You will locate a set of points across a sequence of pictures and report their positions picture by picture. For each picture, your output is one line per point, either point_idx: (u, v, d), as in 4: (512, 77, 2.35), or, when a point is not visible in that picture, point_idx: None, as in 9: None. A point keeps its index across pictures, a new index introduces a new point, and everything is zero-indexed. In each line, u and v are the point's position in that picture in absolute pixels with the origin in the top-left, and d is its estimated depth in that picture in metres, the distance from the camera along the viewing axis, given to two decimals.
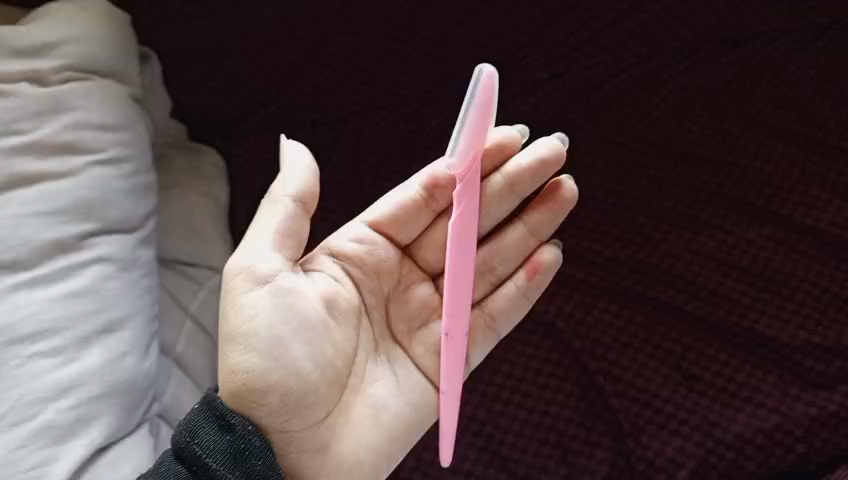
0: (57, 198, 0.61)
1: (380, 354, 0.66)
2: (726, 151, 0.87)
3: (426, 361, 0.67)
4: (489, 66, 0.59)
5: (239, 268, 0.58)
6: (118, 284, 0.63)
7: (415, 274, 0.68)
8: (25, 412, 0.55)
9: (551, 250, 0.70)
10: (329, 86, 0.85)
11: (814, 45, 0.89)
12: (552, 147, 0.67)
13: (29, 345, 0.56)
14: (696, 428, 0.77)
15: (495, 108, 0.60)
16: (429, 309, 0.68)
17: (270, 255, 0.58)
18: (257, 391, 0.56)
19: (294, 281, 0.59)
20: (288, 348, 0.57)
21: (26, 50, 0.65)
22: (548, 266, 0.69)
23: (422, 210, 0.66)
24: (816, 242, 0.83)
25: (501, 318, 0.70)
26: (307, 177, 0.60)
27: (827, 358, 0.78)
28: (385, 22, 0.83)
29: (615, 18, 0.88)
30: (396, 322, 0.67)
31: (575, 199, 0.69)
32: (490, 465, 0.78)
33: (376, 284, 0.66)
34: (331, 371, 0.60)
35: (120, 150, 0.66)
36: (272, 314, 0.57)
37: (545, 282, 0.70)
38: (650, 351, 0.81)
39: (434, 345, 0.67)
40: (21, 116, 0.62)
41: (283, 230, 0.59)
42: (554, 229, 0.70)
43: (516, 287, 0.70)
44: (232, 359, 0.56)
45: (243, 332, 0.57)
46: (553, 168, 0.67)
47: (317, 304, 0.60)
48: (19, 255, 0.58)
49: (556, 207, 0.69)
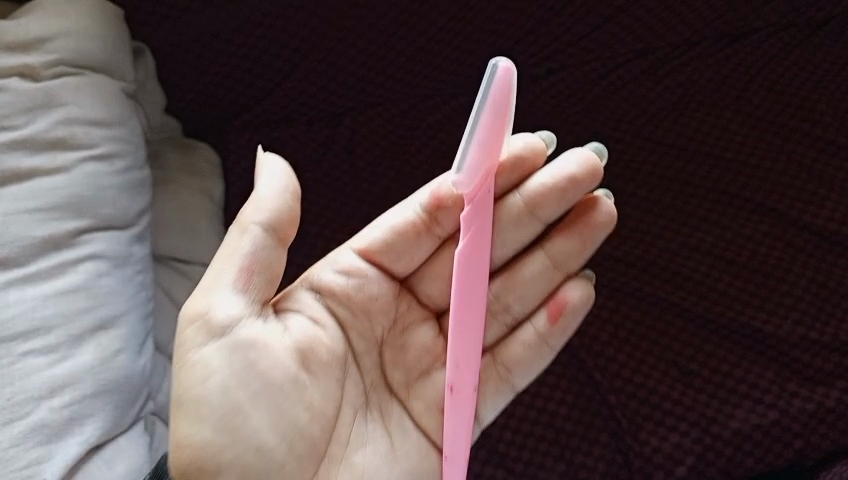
0: (48, 195, 0.63)
1: (372, 411, 0.59)
2: (724, 146, 0.86)
3: (426, 419, 0.61)
4: (506, 60, 0.53)
5: (198, 316, 0.52)
6: (110, 280, 0.65)
7: (414, 311, 0.63)
8: (18, 410, 0.55)
9: (579, 285, 0.63)
10: (324, 82, 0.85)
11: (811, 40, 0.89)
12: (583, 162, 0.60)
13: (21, 343, 0.58)
14: (694, 424, 0.74)
15: (512, 113, 0.55)
16: (432, 355, 0.62)
17: (232, 299, 0.52)
18: (208, 471, 0.49)
19: (257, 332, 0.52)
20: (245, 417, 0.50)
21: (18, 45, 0.67)
22: (574, 307, 0.62)
23: (423, 236, 0.61)
24: (813, 238, 0.82)
25: (517, 369, 0.63)
26: (285, 198, 0.53)
27: (824, 354, 0.76)
28: (381, 19, 0.84)
29: (611, 13, 0.87)
30: (393, 371, 0.61)
31: (611, 224, 0.62)
32: (487, 461, 0.75)
33: (368, 324, 0.60)
34: (302, 442, 0.52)
35: (112, 146, 0.69)
36: (227, 376, 0.50)
37: (570, 325, 0.63)
38: (648, 348, 0.78)
39: (437, 401, 0.61)
40: (13, 111, 0.65)
41: (248, 268, 0.53)
42: (584, 260, 0.63)
43: (536, 332, 0.63)
44: (181, 429, 0.50)
45: (193, 398, 0.50)
46: (583, 186, 0.61)
47: (286, 358, 0.53)
48: (10, 252, 0.60)
49: (586, 233, 0.62)
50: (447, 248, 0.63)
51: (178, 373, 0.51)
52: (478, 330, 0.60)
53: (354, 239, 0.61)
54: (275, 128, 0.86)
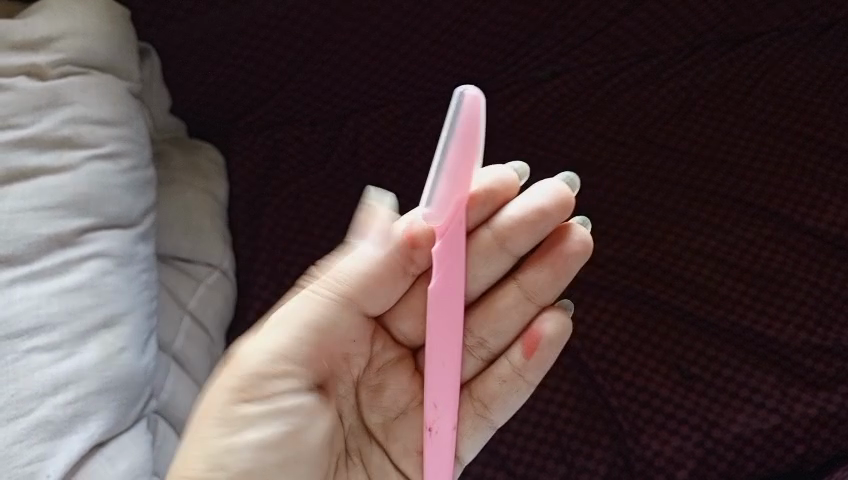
0: (53, 194, 0.64)
1: (351, 455, 0.61)
2: (726, 150, 0.87)
3: (404, 462, 0.61)
4: (473, 89, 0.49)
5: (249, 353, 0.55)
6: (115, 279, 0.65)
7: (389, 349, 0.61)
8: (22, 407, 0.56)
9: (555, 317, 0.59)
10: (328, 83, 0.86)
11: (813, 44, 0.90)
12: (554, 194, 0.56)
13: (26, 339, 0.58)
14: (695, 428, 0.74)
15: (481, 142, 0.50)
16: (409, 395, 0.61)
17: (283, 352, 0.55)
18: None
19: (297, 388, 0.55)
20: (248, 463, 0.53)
21: (26, 44, 0.68)
22: (550, 341, 0.59)
23: (396, 275, 0.57)
24: (816, 241, 0.82)
25: (495, 407, 0.62)
26: (377, 263, 0.56)
27: (827, 359, 0.76)
28: (385, 20, 0.84)
29: (615, 16, 0.88)
30: (369, 414, 0.61)
31: (586, 253, 0.58)
32: (488, 463, 0.75)
33: (346, 367, 0.59)
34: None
35: (117, 145, 0.69)
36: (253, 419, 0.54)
37: (547, 358, 0.60)
38: (649, 351, 0.78)
39: (415, 445, 0.61)
40: (20, 110, 0.65)
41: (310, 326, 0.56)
42: (558, 291, 0.59)
43: (512, 368, 0.61)
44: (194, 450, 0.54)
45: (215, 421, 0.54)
46: (556, 218, 0.56)
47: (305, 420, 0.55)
48: (16, 250, 0.60)
49: (560, 265, 0.58)
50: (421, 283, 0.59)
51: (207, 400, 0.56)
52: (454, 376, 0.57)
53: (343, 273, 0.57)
54: (279, 130, 0.87)
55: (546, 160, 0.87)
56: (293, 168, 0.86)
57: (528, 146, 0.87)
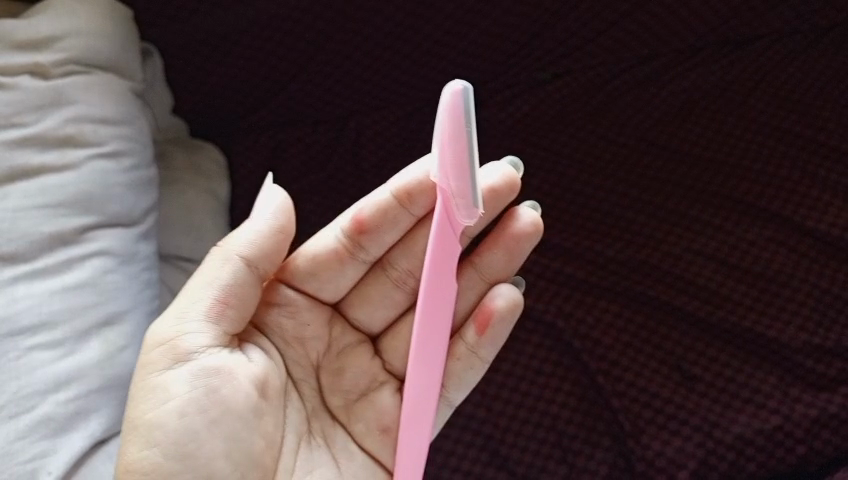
0: (57, 192, 0.64)
1: (315, 437, 0.61)
2: (727, 152, 0.87)
3: (369, 439, 0.63)
4: (458, 83, 0.50)
5: (164, 339, 0.54)
6: (117, 277, 0.65)
7: (348, 334, 0.64)
8: (24, 404, 0.56)
9: (506, 292, 0.61)
10: (332, 84, 0.86)
11: (814, 47, 0.90)
12: (505, 176, 0.60)
13: (29, 337, 0.58)
14: (696, 429, 0.74)
15: (461, 129, 0.50)
16: (369, 378, 0.64)
17: (201, 326, 0.54)
18: None
19: (224, 360, 0.54)
20: (200, 445, 0.51)
21: (28, 44, 0.67)
22: (501, 317, 0.61)
23: (347, 261, 0.60)
24: (816, 243, 0.82)
25: (452, 386, 0.63)
26: (278, 233, 0.56)
27: (827, 360, 0.76)
28: (387, 21, 0.83)
29: (616, 18, 0.87)
30: (330, 396, 0.63)
31: (536, 232, 0.62)
32: (489, 463, 0.75)
33: (303, 350, 0.61)
34: (255, 471, 0.54)
35: (120, 144, 0.69)
36: (186, 401, 0.52)
37: (500, 333, 0.62)
38: (650, 352, 0.78)
39: (378, 423, 0.63)
40: (22, 109, 0.65)
41: (221, 297, 0.54)
42: (512, 268, 0.63)
43: (465, 345, 0.62)
44: (132, 453, 0.51)
45: (148, 421, 0.52)
46: (504, 198, 0.60)
47: (247, 389, 0.55)
48: (19, 247, 0.60)
49: (512, 245, 0.61)
50: (374, 270, 0.63)
51: (135, 396, 0.53)
52: (441, 362, 0.59)
53: (241, 239, 0.55)
54: (280, 131, 0.87)
55: (548, 160, 0.87)
56: (295, 168, 0.86)
57: (529, 146, 0.87)
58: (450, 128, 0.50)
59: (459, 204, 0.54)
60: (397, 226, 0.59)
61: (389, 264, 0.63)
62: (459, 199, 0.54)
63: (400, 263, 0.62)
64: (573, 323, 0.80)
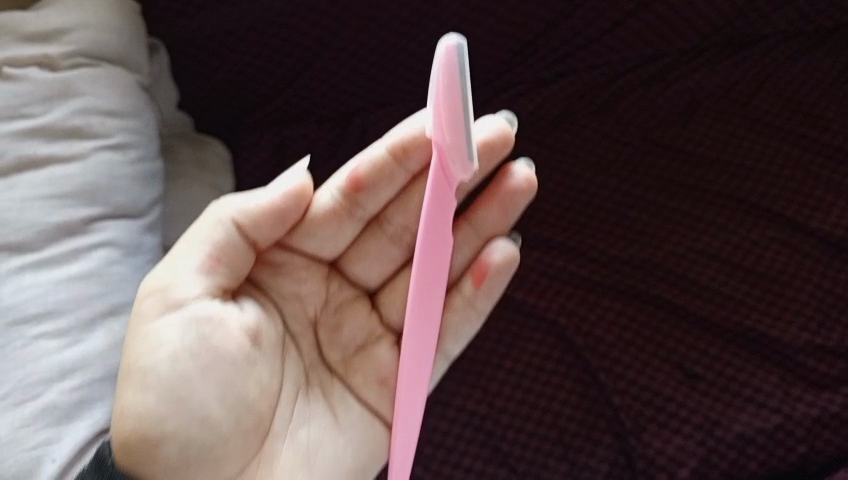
0: (62, 183, 0.64)
1: (312, 389, 0.61)
2: (731, 152, 0.87)
3: (367, 391, 0.62)
4: (455, 38, 0.46)
5: (156, 289, 0.54)
6: (122, 268, 0.65)
7: (345, 290, 0.64)
8: (29, 392, 0.57)
9: (503, 247, 0.63)
10: (336, 80, 0.86)
11: (819, 49, 0.90)
12: (500, 130, 0.61)
13: (34, 326, 0.59)
14: (698, 427, 0.75)
15: (458, 84, 0.47)
16: (366, 333, 0.64)
17: (193, 279, 0.54)
18: (149, 440, 0.50)
19: (216, 310, 0.54)
20: (192, 389, 0.52)
21: (37, 36, 0.68)
22: (498, 270, 0.62)
23: (345, 219, 0.61)
24: (820, 243, 0.82)
25: (448, 338, 0.63)
26: (279, 202, 0.56)
27: (829, 360, 0.76)
28: (392, 19, 0.84)
29: (622, 17, 0.87)
30: (327, 350, 0.63)
31: (530, 189, 0.63)
32: (489, 460, 0.75)
33: (301, 305, 0.61)
34: (248, 417, 0.54)
35: (127, 137, 0.69)
36: (178, 346, 0.52)
37: (497, 285, 0.63)
38: (652, 350, 0.78)
39: (376, 375, 0.63)
40: (30, 101, 0.66)
41: (213, 253, 0.55)
42: (508, 224, 0.64)
43: (462, 297, 0.63)
44: (126, 398, 0.51)
45: (141, 367, 0.52)
46: (500, 153, 0.61)
47: (239, 337, 0.55)
48: (25, 238, 0.61)
49: (507, 201, 0.63)
50: (371, 227, 0.63)
51: (128, 345, 0.53)
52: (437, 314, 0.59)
53: (239, 204, 0.56)
54: (286, 128, 0.88)
55: (551, 158, 0.88)
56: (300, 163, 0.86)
57: (532, 144, 0.88)
58: (445, 83, 0.47)
59: (454, 159, 0.52)
60: (393, 183, 0.60)
61: (384, 221, 0.63)
62: (454, 153, 0.51)
63: (396, 219, 0.63)
64: (576, 320, 0.80)
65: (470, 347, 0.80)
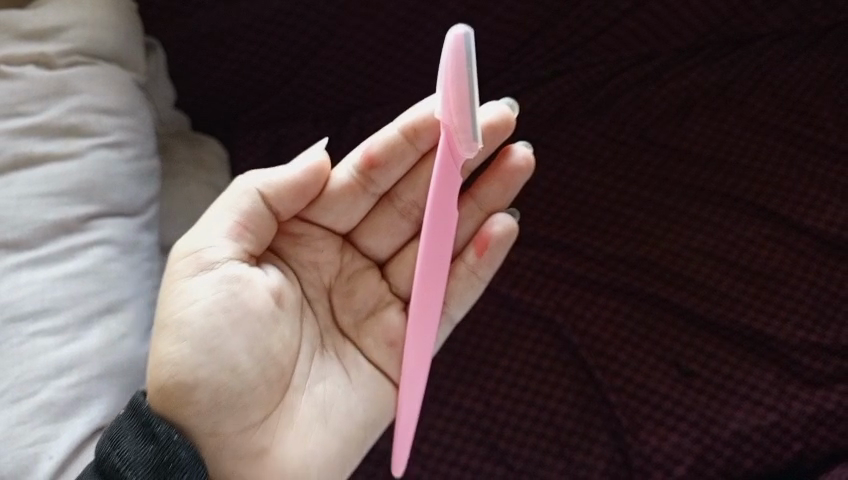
0: (59, 180, 0.64)
1: (328, 350, 0.64)
2: (727, 151, 0.87)
3: (378, 353, 0.66)
4: (463, 28, 0.50)
5: (188, 252, 0.58)
6: (118, 265, 0.65)
7: (357, 260, 0.67)
8: (26, 389, 0.57)
9: (503, 220, 0.65)
10: (332, 79, 0.86)
11: (814, 48, 0.90)
12: (502, 113, 0.62)
13: (31, 322, 0.59)
14: (694, 424, 0.75)
15: (466, 70, 0.50)
16: (377, 299, 0.67)
17: (223, 243, 0.58)
18: (185, 386, 0.54)
19: (245, 271, 0.58)
20: (224, 341, 0.55)
21: (34, 34, 0.68)
22: (498, 241, 0.65)
23: (359, 195, 0.63)
24: (815, 241, 0.83)
25: (452, 303, 0.66)
26: (300, 176, 0.59)
27: (824, 357, 0.77)
28: (389, 17, 0.84)
29: (618, 16, 0.88)
30: (340, 314, 0.66)
31: (529, 167, 0.65)
32: (486, 458, 0.75)
33: (316, 273, 0.65)
34: (273, 369, 0.58)
35: (123, 135, 0.69)
36: (210, 301, 0.56)
37: (498, 256, 0.65)
38: (649, 348, 0.79)
39: (386, 337, 0.66)
40: (26, 99, 0.66)
41: (241, 220, 0.59)
42: (509, 200, 0.66)
43: (466, 266, 0.65)
44: (163, 348, 0.54)
45: (177, 320, 0.55)
46: (502, 136, 0.63)
47: (265, 297, 0.58)
48: (22, 235, 0.61)
49: (508, 179, 0.65)
50: (382, 203, 0.66)
51: (162, 301, 0.57)
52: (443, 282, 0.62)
53: (263, 177, 0.60)
54: (282, 126, 0.87)
55: (548, 157, 0.88)
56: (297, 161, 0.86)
57: (528, 143, 0.88)
58: (454, 70, 0.51)
59: (460, 139, 0.55)
60: (404, 161, 0.63)
61: (394, 197, 0.66)
62: (461, 134, 0.54)
63: (405, 195, 0.65)
64: (572, 318, 0.80)
65: (467, 345, 0.80)
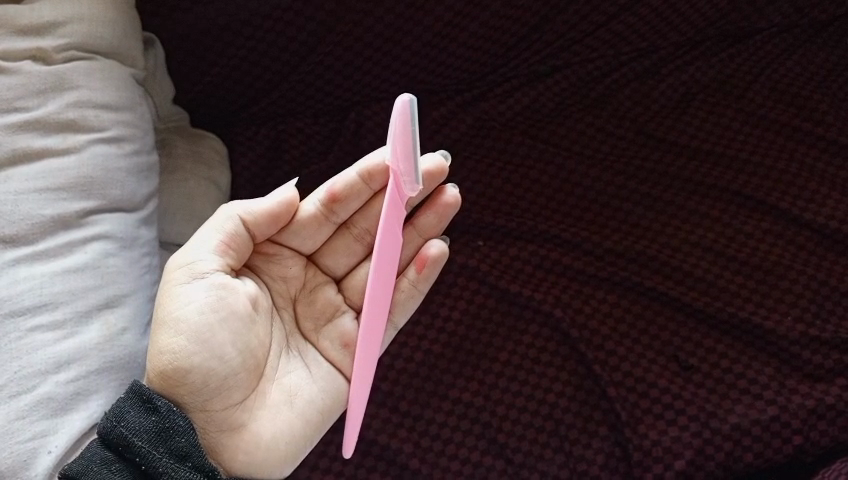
0: (58, 176, 0.64)
1: (292, 349, 0.64)
2: (726, 144, 0.88)
3: (335, 352, 0.65)
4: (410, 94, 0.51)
5: (182, 263, 0.58)
6: (118, 260, 0.66)
7: (319, 276, 0.68)
8: (25, 384, 0.57)
9: (435, 245, 0.65)
10: (330, 75, 0.85)
11: (814, 41, 0.93)
12: (436, 162, 0.63)
13: (29, 317, 0.59)
14: (693, 419, 0.74)
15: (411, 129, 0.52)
16: (334, 307, 0.67)
17: (210, 257, 0.58)
18: (181, 372, 0.54)
19: (230, 279, 0.58)
20: (215, 334, 0.56)
21: (32, 30, 0.68)
22: (434, 260, 0.65)
23: (323, 223, 0.65)
24: (815, 235, 0.83)
25: (396, 311, 0.66)
26: (279, 207, 0.61)
27: (824, 351, 0.77)
28: (387, 13, 0.82)
29: (616, 11, 0.89)
30: (303, 318, 0.66)
31: (459, 205, 0.67)
32: (485, 452, 0.75)
33: (284, 284, 0.65)
34: (251, 358, 0.58)
35: (122, 130, 0.69)
36: (204, 301, 0.56)
37: (434, 275, 0.66)
38: (647, 341, 0.79)
39: (343, 338, 0.66)
40: (24, 94, 0.65)
41: (225, 240, 0.59)
42: (442, 229, 0.67)
43: (407, 281, 0.65)
44: (160, 341, 0.55)
45: (174, 316, 0.56)
46: (438, 181, 0.64)
47: (246, 301, 0.59)
48: (20, 230, 0.61)
49: (441, 212, 0.66)
50: (340, 230, 0.68)
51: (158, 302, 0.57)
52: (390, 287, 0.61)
53: (245, 204, 0.60)
54: (282, 122, 0.88)
55: (548, 151, 0.88)
56: (297, 158, 0.88)
57: (527, 139, 0.88)
58: (400, 127, 0.52)
59: (405, 182, 0.56)
60: (361, 197, 0.65)
61: (351, 225, 0.68)
62: (405, 178, 0.56)
63: (361, 223, 0.67)
64: (571, 312, 0.80)
65: (465, 339, 0.79)
